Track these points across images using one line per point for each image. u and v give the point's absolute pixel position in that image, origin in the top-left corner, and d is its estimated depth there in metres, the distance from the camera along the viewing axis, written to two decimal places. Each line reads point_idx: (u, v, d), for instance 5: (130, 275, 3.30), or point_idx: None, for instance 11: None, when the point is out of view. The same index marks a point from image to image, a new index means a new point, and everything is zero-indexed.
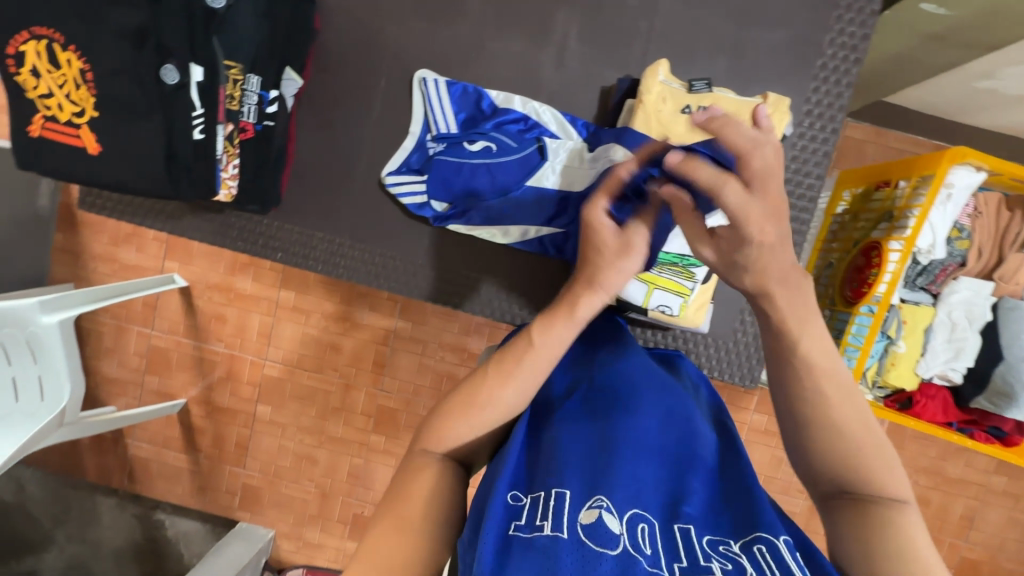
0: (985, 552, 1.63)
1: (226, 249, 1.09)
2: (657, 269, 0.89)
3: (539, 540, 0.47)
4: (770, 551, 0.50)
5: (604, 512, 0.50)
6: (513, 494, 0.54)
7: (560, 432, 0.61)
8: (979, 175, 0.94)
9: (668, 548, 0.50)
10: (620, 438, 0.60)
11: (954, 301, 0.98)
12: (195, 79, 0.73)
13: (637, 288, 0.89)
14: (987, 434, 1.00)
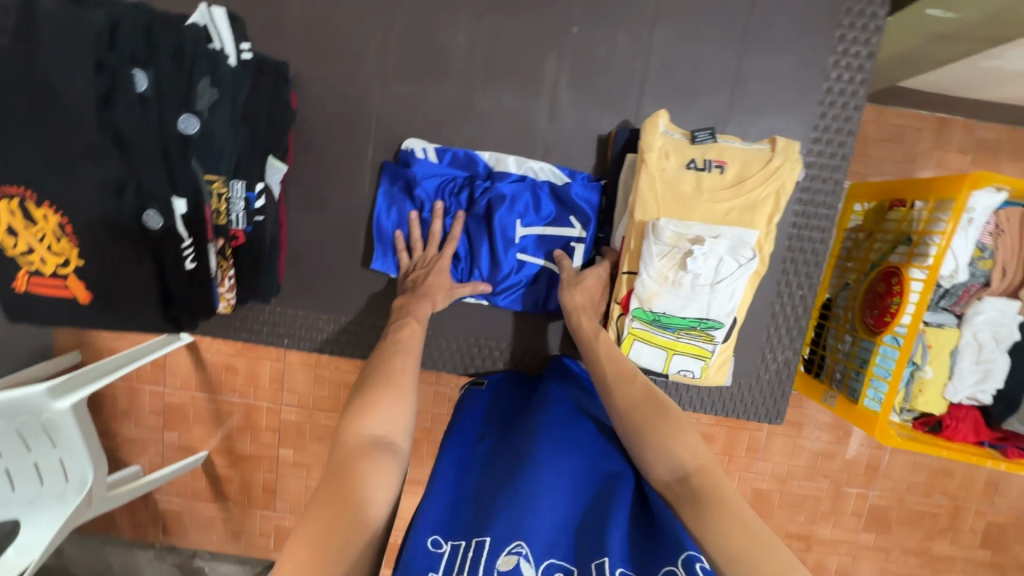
0: (1009, 515, 1.66)
1: (232, 340, 1.06)
2: (675, 334, 0.85)
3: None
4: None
5: (522, 559, 0.55)
6: (433, 540, 0.61)
7: (485, 487, 0.67)
8: (1000, 195, 0.90)
9: None
10: (538, 484, 0.65)
11: (980, 321, 0.96)
12: (179, 211, 0.71)
13: (655, 354, 0.87)
14: (1019, 449, 0.97)
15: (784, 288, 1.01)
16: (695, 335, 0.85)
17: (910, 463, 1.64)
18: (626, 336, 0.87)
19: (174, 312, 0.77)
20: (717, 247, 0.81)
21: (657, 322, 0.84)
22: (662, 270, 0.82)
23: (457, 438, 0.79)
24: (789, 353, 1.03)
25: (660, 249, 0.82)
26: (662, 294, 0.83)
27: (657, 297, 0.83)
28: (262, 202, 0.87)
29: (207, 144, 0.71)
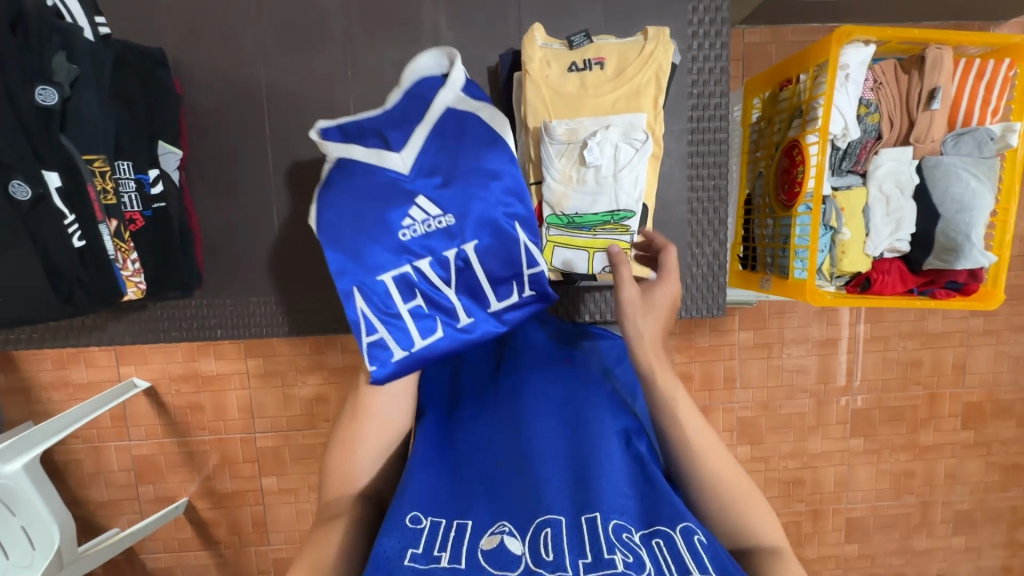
0: (982, 392, 1.70)
1: (163, 342, 1.03)
2: (591, 233, 0.86)
3: (435, 572, 0.45)
4: (668, 542, 0.48)
5: (506, 536, 0.50)
6: (411, 516, 0.52)
7: (472, 464, 0.60)
8: (868, 49, 0.95)
9: (571, 548, 0.47)
10: (529, 450, 0.58)
11: (882, 174, 0.99)
12: (54, 185, 0.70)
13: (577, 256, 0.87)
14: (947, 290, 1.01)
15: (697, 182, 1.04)
16: (612, 230, 0.85)
17: (881, 360, 1.67)
18: (546, 245, 0.88)
19: (69, 294, 0.74)
20: (608, 135, 0.83)
21: (573, 223, 0.86)
22: (564, 171, 0.84)
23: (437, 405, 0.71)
24: (715, 243, 1.05)
25: (556, 149, 0.84)
26: (571, 194, 0.85)
27: (567, 199, 0.85)
28: (158, 186, 0.87)
29: (76, 119, 0.72)
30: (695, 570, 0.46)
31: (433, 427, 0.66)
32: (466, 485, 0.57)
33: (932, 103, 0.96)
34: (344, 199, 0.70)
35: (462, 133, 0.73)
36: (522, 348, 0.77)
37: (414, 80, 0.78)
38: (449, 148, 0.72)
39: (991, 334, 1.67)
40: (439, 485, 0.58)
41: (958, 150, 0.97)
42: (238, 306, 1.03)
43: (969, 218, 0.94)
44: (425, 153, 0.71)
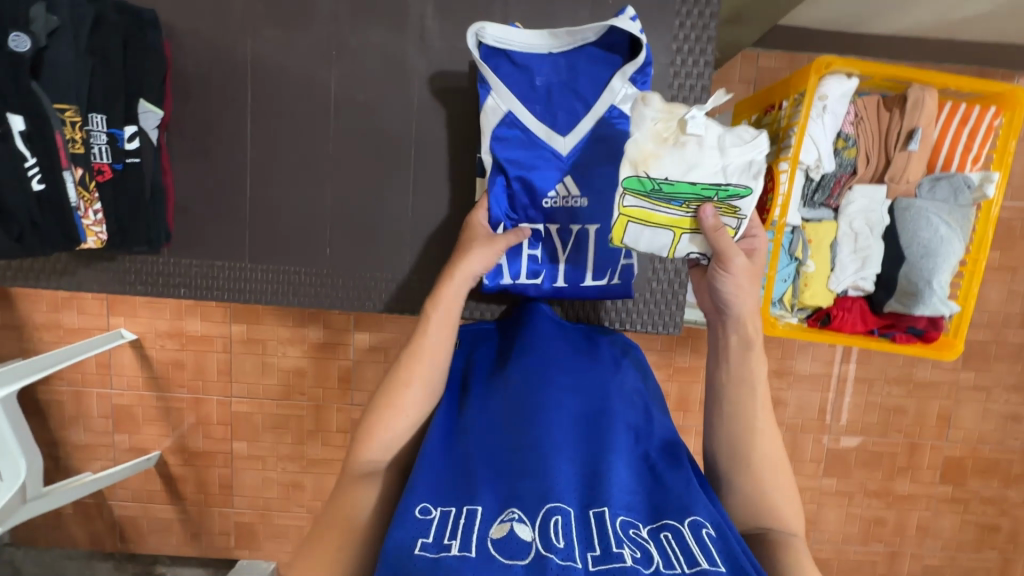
0: (965, 448, 1.64)
1: (129, 294, 1.06)
2: (680, 207, 0.71)
3: (446, 561, 0.51)
4: (676, 535, 0.57)
5: (516, 524, 0.55)
6: (421, 507, 0.58)
7: (480, 446, 0.65)
8: (851, 82, 0.93)
9: (580, 539, 0.54)
10: (536, 437, 0.64)
11: (853, 211, 0.98)
12: (17, 129, 0.80)
13: (658, 235, 0.73)
14: (908, 335, 0.99)
15: None
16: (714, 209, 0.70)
17: (864, 402, 1.63)
18: (619, 218, 0.73)
19: (19, 233, 0.83)
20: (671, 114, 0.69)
21: (659, 191, 0.69)
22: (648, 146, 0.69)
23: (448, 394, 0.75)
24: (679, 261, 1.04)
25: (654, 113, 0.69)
26: (661, 155, 0.68)
27: (655, 159, 0.68)
28: (133, 142, 0.89)
29: (52, 71, 0.82)
30: (703, 563, 0.53)
31: (442, 419, 0.70)
32: (475, 468, 0.63)
33: (910, 143, 0.94)
34: (509, 150, 0.87)
35: (609, 131, 0.86)
36: (530, 333, 0.81)
37: (585, 42, 0.85)
38: (592, 144, 0.86)
39: (981, 390, 1.61)
40: (453, 475, 0.63)
41: (933, 195, 0.96)
42: (203, 268, 1.06)
43: (933, 265, 0.93)
44: (585, 138, 0.86)
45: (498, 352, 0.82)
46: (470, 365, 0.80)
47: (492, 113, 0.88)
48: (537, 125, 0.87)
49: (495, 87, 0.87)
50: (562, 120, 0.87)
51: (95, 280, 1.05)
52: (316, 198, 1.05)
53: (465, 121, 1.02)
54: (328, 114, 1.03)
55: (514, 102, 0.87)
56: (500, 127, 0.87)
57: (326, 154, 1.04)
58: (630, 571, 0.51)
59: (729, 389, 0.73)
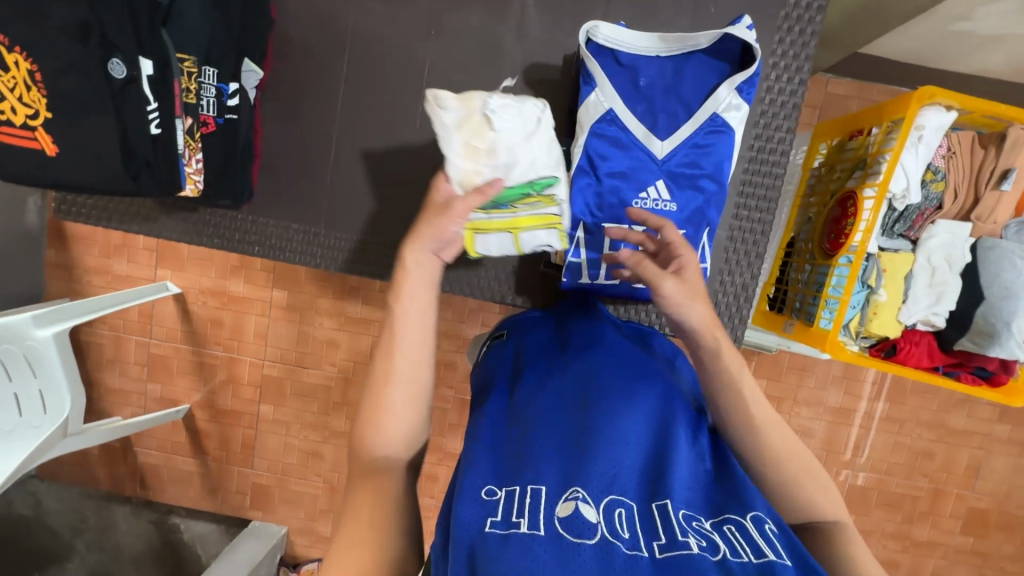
0: (990, 501, 1.61)
1: (203, 246, 1.09)
2: (515, 209, 0.82)
3: (516, 536, 0.49)
4: (741, 528, 0.54)
5: (581, 502, 0.53)
6: (486, 489, 0.55)
7: (536, 429, 0.64)
8: (949, 115, 0.93)
9: (645, 528, 0.52)
10: (596, 427, 0.63)
11: (933, 245, 0.97)
12: (147, 72, 0.82)
13: (503, 238, 0.84)
14: (973, 375, 0.99)
15: (743, 212, 1.03)
16: (536, 204, 0.84)
17: (892, 442, 1.61)
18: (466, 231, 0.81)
19: (135, 172, 0.86)
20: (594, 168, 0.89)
21: (488, 200, 0.79)
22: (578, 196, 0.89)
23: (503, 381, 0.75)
24: (747, 275, 1.04)
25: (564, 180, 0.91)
26: (480, 168, 0.77)
27: (478, 173, 0.77)
28: (235, 99, 0.92)
29: (179, 19, 0.85)
30: (772, 555, 0.50)
31: (497, 405, 0.70)
32: (532, 449, 0.61)
33: (1002, 184, 0.94)
34: (605, 148, 0.88)
35: (708, 138, 0.87)
36: (584, 335, 0.82)
37: (695, 48, 0.87)
38: (689, 150, 0.87)
39: (1013, 444, 1.59)
40: (507, 453, 0.62)
41: (1019, 239, 0.95)
42: (278, 230, 1.08)
43: (1014, 307, 0.92)
44: (683, 144, 0.87)
45: (550, 346, 0.81)
46: (522, 357, 0.80)
47: (593, 108, 0.88)
48: (636, 125, 0.88)
49: (600, 84, 0.88)
50: (662, 123, 0.88)
51: (175, 230, 1.09)
52: (391, 173, 1.07)
53: (547, 113, 1.03)
54: (413, 92, 1.04)
55: (617, 101, 0.88)
56: (600, 123, 0.88)
57: (407, 131, 1.05)
58: (698, 558, 0.48)
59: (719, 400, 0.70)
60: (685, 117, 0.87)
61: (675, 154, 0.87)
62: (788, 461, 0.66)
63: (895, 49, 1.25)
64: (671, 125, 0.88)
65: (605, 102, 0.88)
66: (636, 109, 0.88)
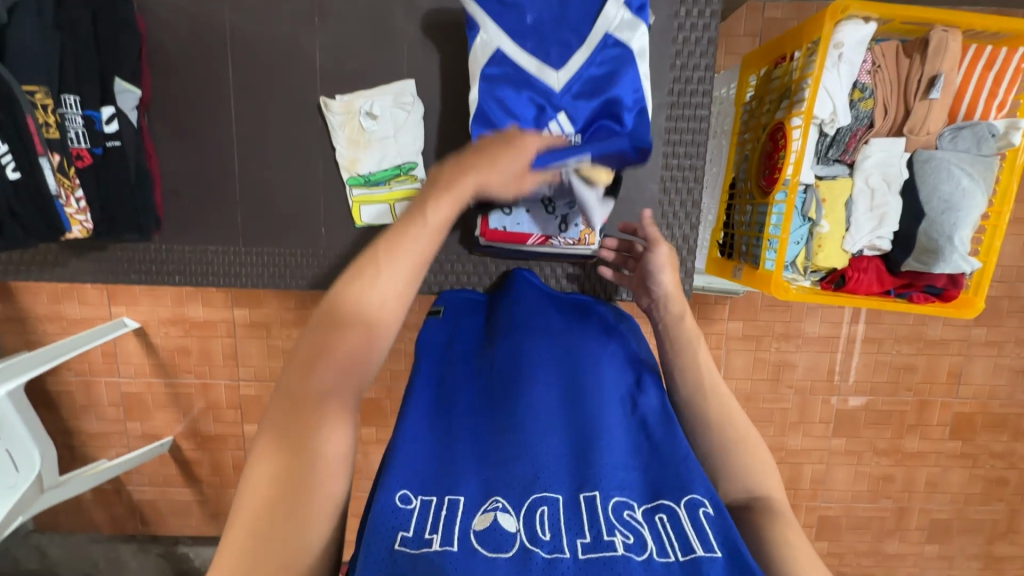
0: (976, 404, 1.62)
1: (123, 282, 1.04)
2: (387, 186, 0.98)
3: (427, 556, 0.44)
4: (672, 517, 0.49)
5: (500, 513, 0.49)
6: (400, 495, 0.50)
7: (461, 432, 0.60)
8: (869, 27, 0.88)
9: (569, 528, 0.48)
10: (520, 422, 0.59)
11: (869, 166, 0.93)
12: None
13: (383, 210, 0.99)
14: (925, 294, 0.97)
15: (672, 160, 0.99)
16: (402, 181, 0.98)
17: (874, 362, 1.60)
18: (354, 206, 1.00)
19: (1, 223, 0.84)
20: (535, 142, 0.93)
21: (367, 181, 0.98)
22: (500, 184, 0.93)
23: (431, 365, 0.69)
24: (687, 225, 1.01)
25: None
26: (361, 157, 0.98)
27: (358, 161, 0.98)
28: (111, 124, 0.85)
29: (19, 49, 0.79)
30: (700, 546, 0.46)
31: (423, 392, 0.65)
32: (456, 453, 0.57)
33: (931, 92, 0.90)
34: (502, 90, 0.85)
35: (603, 62, 0.84)
36: (521, 315, 0.76)
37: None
38: (586, 79, 0.84)
39: (992, 345, 1.58)
40: (432, 456, 0.57)
41: (954, 146, 0.91)
42: (194, 255, 1.03)
43: (954, 219, 0.89)
44: (580, 74, 0.84)
45: (486, 331, 0.77)
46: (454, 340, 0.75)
47: (483, 50, 0.85)
48: (528, 60, 0.85)
49: (483, 26, 0.84)
50: (553, 56, 0.85)
51: (88, 270, 1.03)
52: (307, 174, 1.01)
53: (458, 85, 0.97)
54: (312, 85, 0.98)
55: (505, 38, 0.84)
56: (490, 66, 0.85)
57: (315, 127, 0.99)
58: (622, 561, 0.45)
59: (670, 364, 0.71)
60: (575, 45, 0.84)
61: (573, 84, 0.84)
62: (722, 426, 0.63)
63: None
64: (564, 56, 0.84)
65: (492, 41, 0.84)
66: (527, 44, 0.85)
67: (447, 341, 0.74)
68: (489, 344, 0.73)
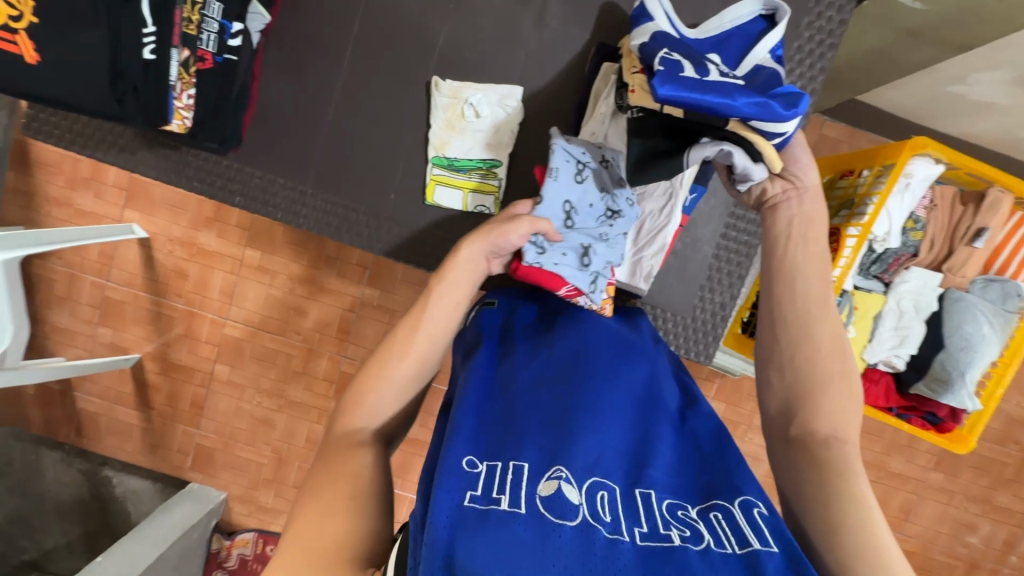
0: (916, 543, 1.66)
1: (183, 187, 1.05)
2: (468, 175, 1.03)
3: (495, 513, 0.48)
4: (726, 515, 0.54)
5: (563, 483, 0.52)
6: (468, 460, 0.54)
7: (523, 404, 0.63)
8: (937, 168, 0.97)
9: (626, 513, 0.52)
10: (583, 404, 0.63)
11: (904, 289, 1.01)
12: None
13: (457, 195, 1.03)
14: (923, 420, 1.04)
15: (731, 232, 1.05)
16: (483, 175, 1.02)
17: None
18: (430, 183, 1.03)
19: (122, 96, 0.84)
20: (608, 181, 0.90)
21: (451, 164, 1.02)
22: (550, 207, 0.85)
23: (490, 351, 0.74)
24: (726, 295, 1.06)
25: (566, 152, 0.87)
26: (452, 142, 1.02)
27: (448, 144, 1.02)
28: (237, 40, 0.89)
29: None
30: (756, 541, 0.50)
31: (482, 375, 0.69)
32: (517, 423, 0.61)
33: (976, 240, 0.98)
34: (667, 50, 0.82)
35: (758, 71, 0.83)
36: (578, 316, 0.80)
37: (729, 27, 0.87)
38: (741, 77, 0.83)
39: (945, 492, 1.64)
40: (494, 425, 0.61)
41: (983, 294, 0.99)
42: (261, 181, 1.04)
43: (970, 358, 0.97)
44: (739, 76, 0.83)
45: (543, 324, 0.81)
46: (510, 328, 0.80)
47: (649, 29, 0.85)
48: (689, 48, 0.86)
49: (658, 19, 0.86)
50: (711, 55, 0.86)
51: (156, 165, 1.04)
52: (392, 139, 1.04)
53: (557, 106, 1.03)
54: (424, 63, 1.02)
55: (674, 30, 0.86)
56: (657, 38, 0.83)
57: (412, 104, 1.03)
58: (679, 548, 0.48)
59: (776, 268, 0.68)
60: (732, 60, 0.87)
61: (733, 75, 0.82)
62: (827, 374, 0.63)
63: (906, 95, 1.30)
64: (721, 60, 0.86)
65: (663, 27, 0.85)
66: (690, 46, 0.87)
67: (503, 330, 0.80)
68: (549, 331, 0.78)
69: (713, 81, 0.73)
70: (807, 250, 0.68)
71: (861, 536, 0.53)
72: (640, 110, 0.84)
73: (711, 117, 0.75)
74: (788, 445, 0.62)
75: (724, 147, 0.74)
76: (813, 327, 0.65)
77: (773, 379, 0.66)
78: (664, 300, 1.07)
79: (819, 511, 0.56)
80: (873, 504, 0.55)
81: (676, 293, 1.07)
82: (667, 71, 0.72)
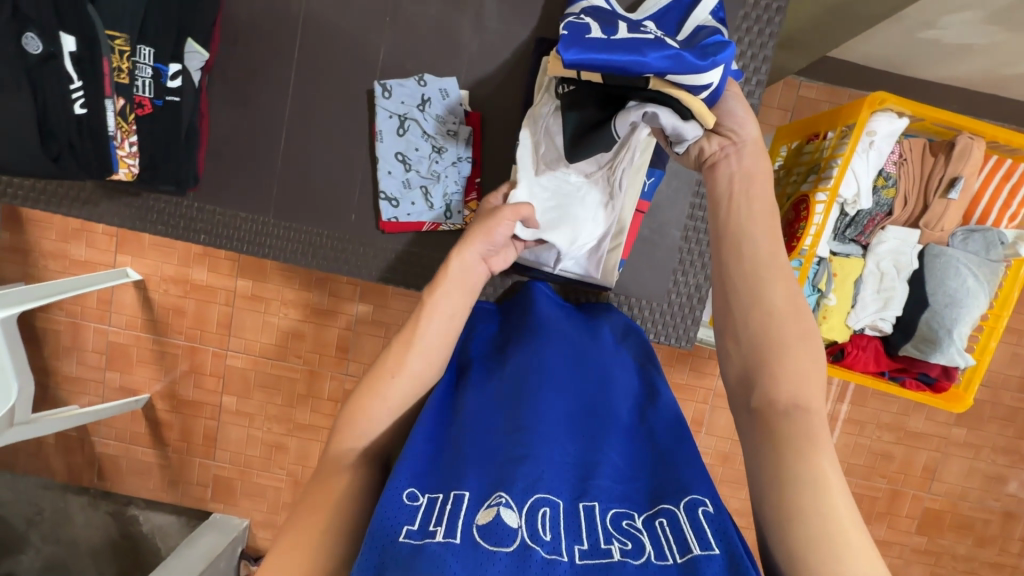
0: (945, 502, 1.61)
1: (148, 233, 1.06)
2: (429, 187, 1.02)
3: (430, 547, 0.48)
4: (672, 521, 0.54)
5: (503, 508, 0.52)
6: (409, 492, 0.55)
7: (471, 432, 0.63)
8: (902, 122, 0.93)
9: (568, 532, 0.52)
10: (530, 421, 0.62)
11: (882, 250, 0.98)
12: (68, 49, 0.81)
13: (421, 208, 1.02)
14: (918, 381, 1.01)
15: (697, 212, 1.03)
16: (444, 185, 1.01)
17: (851, 443, 1.61)
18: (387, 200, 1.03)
19: (57, 154, 0.86)
20: (429, 123, 1.01)
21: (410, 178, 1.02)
22: (386, 164, 1.01)
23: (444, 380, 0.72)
24: (699, 276, 1.04)
25: (387, 111, 1.00)
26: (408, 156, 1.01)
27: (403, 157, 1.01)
28: (175, 81, 0.90)
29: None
30: (696, 547, 0.50)
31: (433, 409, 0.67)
32: (464, 451, 0.60)
33: (950, 191, 0.95)
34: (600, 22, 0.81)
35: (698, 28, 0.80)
36: (532, 326, 0.79)
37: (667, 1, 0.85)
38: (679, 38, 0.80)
39: (970, 447, 1.59)
40: (443, 457, 0.61)
41: (965, 246, 0.96)
42: (224, 218, 1.05)
43: (955, 314, 0.93)
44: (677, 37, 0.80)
45: (501, 339, 0.80)
46: (467, 348, 0.78)
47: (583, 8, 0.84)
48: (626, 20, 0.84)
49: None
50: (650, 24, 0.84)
51: (120, 215, 1.05)
52: (349, 158, 1.04)
53: (508, 105, 1.01)
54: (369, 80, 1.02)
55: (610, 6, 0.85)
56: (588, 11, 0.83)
57: (362, 121, 1.03)
58: (617, 565, 0.49)
59: (723, 232, 0.66)
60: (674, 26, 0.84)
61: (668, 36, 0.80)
62: (778, 355, 0.60)
63: (879, 44, 1.25)
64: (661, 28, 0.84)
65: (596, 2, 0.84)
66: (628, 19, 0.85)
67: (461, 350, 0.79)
68: (505, 348, 0.77)
69: (623, 40, 0.73)
70: (748, 209, 0.66)
71: (817, 527, 0.51)
72: (569, 83, 0.83)
73: (632, 79, 0.73)
74: (751, 416, 0.60)
75: (648, 109, 0.74)
76: (764, 292, 0.62)
77: (730, 348, 0.64)
78: (637, 287, 1.05)
79: (775, 497, 0.55)
80: (836, 484, 0.54)
81: (649, 280, 1.05)
82: (573, 35, 0.73)
